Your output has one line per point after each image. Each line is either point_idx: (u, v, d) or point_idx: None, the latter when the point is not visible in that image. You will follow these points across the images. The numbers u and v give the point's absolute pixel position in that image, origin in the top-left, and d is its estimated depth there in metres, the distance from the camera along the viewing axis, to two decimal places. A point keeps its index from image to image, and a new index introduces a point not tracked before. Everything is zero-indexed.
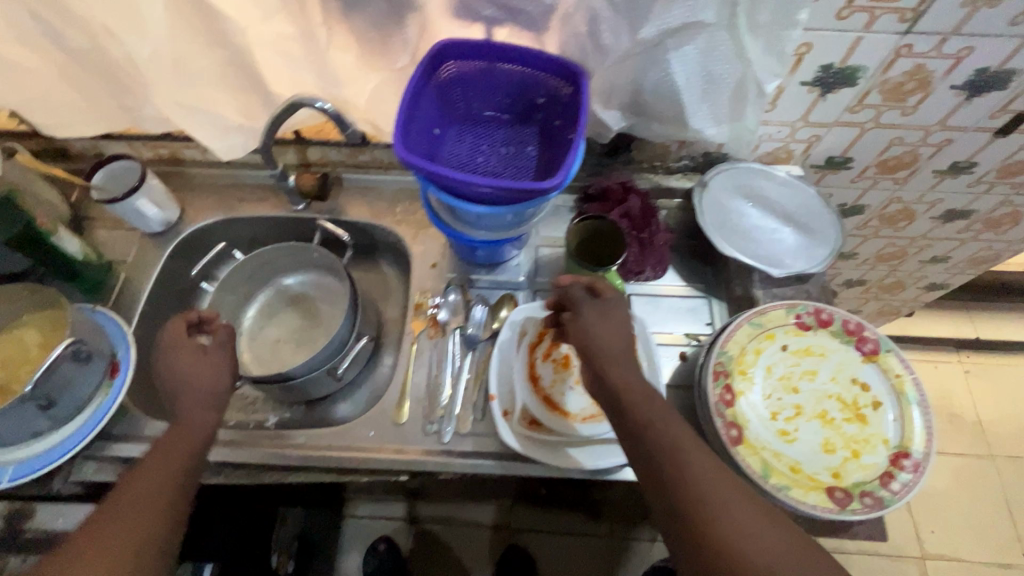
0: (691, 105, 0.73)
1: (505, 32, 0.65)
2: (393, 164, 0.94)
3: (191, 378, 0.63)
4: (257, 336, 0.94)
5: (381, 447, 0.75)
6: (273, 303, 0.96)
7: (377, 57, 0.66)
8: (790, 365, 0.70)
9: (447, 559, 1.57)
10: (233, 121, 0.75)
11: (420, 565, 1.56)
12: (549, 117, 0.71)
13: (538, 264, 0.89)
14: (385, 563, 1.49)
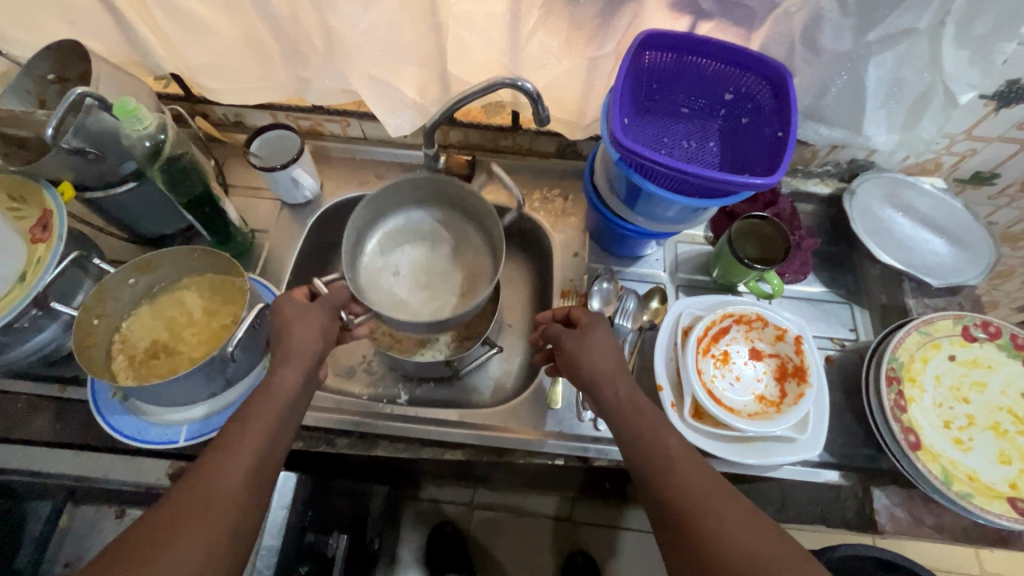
0: (871, 111, 0.73)
1: (711, 26, 0.65)
2: (532, 151, 0.94)
3: (294, 354, 0.61)
4: (382, 261, 0.89)
5: (536, 430, 0.76)
6: (399, 231, 0.91)
7: (578, 43, 0.66)
8: (959, 375, 0.70)
9: (509, 548, 1.59)
10: (408, 98, 0.76)
11: (483, 551, 1.58)
12: (735, 115, 0.71)
13: (679, 260, 0.89)
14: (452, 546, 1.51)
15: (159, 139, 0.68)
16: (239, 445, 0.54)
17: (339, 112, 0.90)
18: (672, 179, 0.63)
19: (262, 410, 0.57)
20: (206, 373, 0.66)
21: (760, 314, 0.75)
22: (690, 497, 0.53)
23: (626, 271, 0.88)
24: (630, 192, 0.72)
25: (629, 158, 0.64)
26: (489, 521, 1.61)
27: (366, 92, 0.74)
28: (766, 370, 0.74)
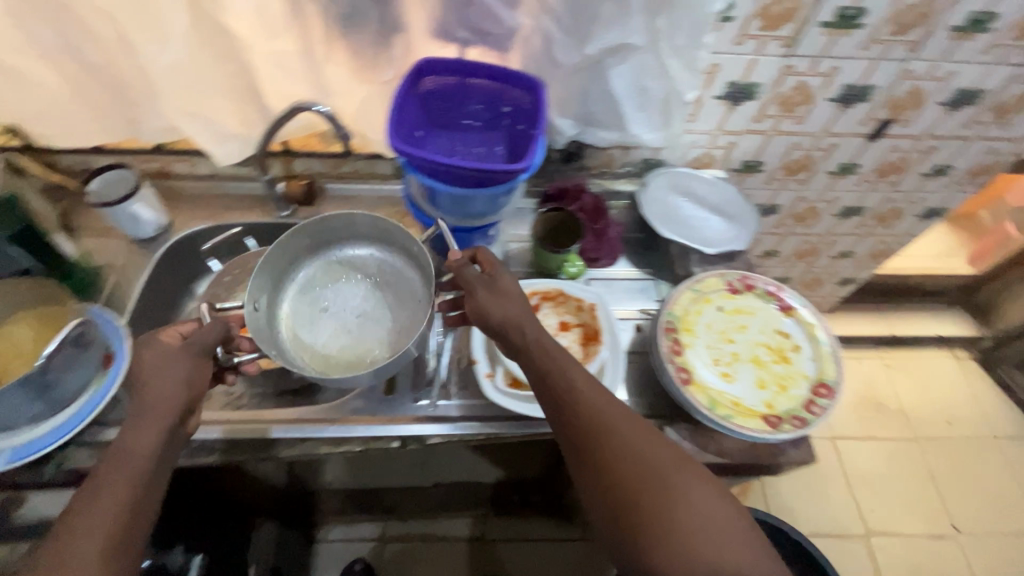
0: (630, 114, 0.88)
1: (476, 51, 0.79)
2: (373, 175, 1.04)
3: (147, 413, 0.61)
4: (311, 304, 0.83)
5: (373, 417, 0.82)
6: (315, 278, 0.85)
7: (367, 70, 0.78)
8: (726, 321, 0.83)
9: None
10: (232, 130, 0.84)
11: None
12: (514, 123, 0.84)
13: (508, 256, 0.99)
14: None
15: None
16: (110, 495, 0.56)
17: (183, 152, 0.97)
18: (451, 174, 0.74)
19: (117, 471, 0.58)
20: (23, 392, 0.69)
21: (561, 290, 0.87)
22: (597, 437, 0.61)
23: None
24: (431, 194, 0.82)
25: (411, 161, 0.75)
26: (403, 554, 1.59)
27: (191, 126, 0.82)
28: (573, 338, 0.84)
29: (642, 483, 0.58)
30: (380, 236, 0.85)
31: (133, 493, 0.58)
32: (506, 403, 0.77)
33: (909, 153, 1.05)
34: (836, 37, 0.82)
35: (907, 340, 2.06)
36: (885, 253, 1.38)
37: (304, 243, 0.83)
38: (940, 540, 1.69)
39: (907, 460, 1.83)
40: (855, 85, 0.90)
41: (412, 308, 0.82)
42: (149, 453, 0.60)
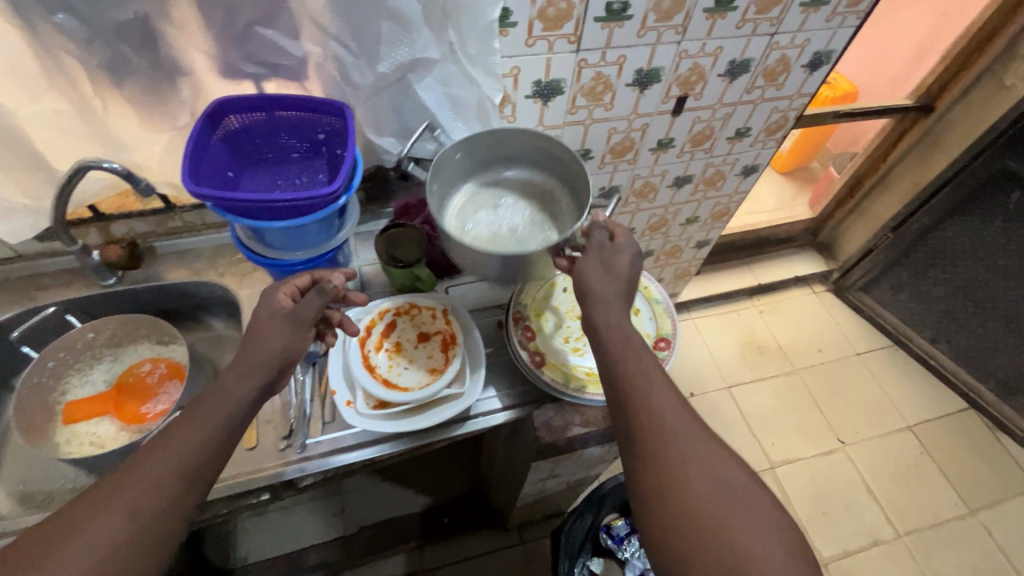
0: (449, 123, 0.91)
1: (274, 85, 0.79)
2: (206, 224, 1.00)
3: (251, 359, 0.62)
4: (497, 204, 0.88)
5: (236, 474, 0.77)
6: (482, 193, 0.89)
7: (158, 119, 0.75)
8: (572, 299, 0.88)
9: None
10: (18, 203, 0.77)
11: None
12: (332, 149, 0.83)
13: (364, 280, 0.99)
14: None
15: None
16: (191, 431, 0.58)
17: None
18: (266, 210, 0.73)
19: (208, 414, 0.59)
20: None
21: (412, 302, 0.88)
22: (657, 435, 0.61)
23: None
24: (259, 234, 0.81)
25: (221, 206, 0.73)
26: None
27: None
28: (433, 346, 0.85)
29: (698, 492, 0.57)
30: (543, 161, 0.89)
31: (206, 436, 0.58)
32: (372, 425, 0.78)
33: (712, 121, 1.19)
34: (613, 29, 0.90)
35: (773, 286, 2.30)
36: (725, 213, 1.54)
37: (498, 150, 0.88)
38: (832, 455, 1.88)
39: (793, 390, 2.03)
40: (645, 69, 1.00)
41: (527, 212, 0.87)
42: (245, 401, 0.61)
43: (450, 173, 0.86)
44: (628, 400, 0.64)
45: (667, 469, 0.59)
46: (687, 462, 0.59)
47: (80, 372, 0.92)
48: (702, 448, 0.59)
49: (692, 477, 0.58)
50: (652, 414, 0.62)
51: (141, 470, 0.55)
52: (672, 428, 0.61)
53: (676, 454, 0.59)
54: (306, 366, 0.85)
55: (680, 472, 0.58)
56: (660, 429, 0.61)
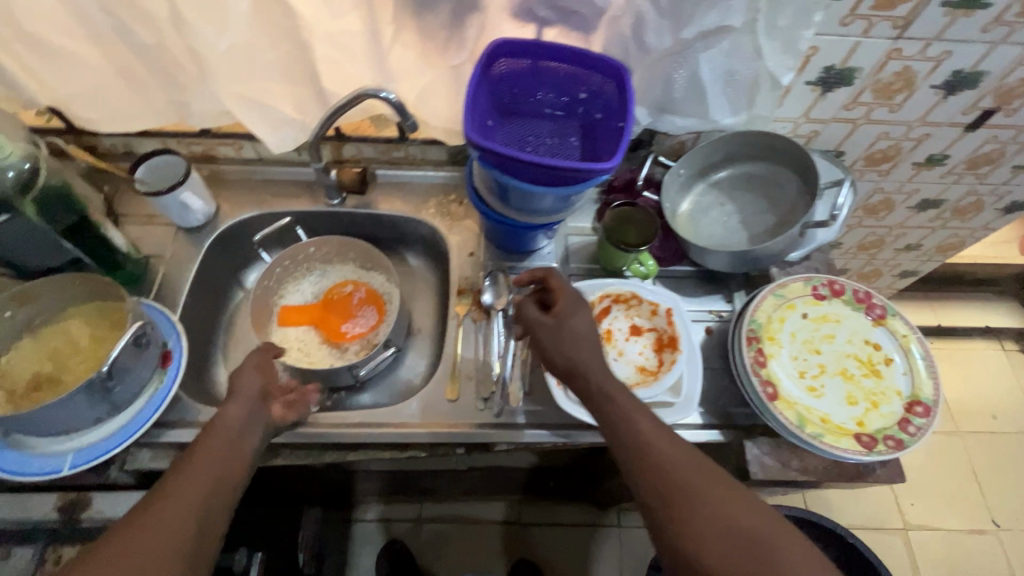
0: (715, 99, 0.81)
1: (554, 32, 0.72)
2: (425, 161, 0.99)
3: (242, 391, 0.67)
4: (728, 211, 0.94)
5: (437, 422, 0.78)
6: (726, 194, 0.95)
7: (437, 53, 0.71)
8: (811, 330, 0.78)
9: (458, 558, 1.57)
10: (287, 115, 0.79)
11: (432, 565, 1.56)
12: (590, 112, 0.77)
13: (569, 251, 0.94)
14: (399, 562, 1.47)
15: (25, 167, 0.70)
16: (208, 460, 0.59)
17: (227, 135, 0.91)
18: (531, 171, 0.68)
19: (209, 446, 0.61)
20: (84, 398, 0.66)
21: (634, 292, 0.82)
22: (675, 500, 0.55)
23: (521, 266, 0.92)
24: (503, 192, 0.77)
25: (491, 158, 0.69)
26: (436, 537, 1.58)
27: (245, 112, 0.77)
28: (645, 344, 0.80)
29: (818, 572, 0.50)
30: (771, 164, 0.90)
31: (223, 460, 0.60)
32: (579, 413, 0.75)
33: (1007, 144, 0.97)
34: (956, 18, 0.73)
35: (953, 330, 1.99)
36: (954, 247, 1.31)
37: (734, 153, 0.93)
38: (979, 536, 1.67)
39: (948, 453, 1.79)
40: (965, 70, 0.81)
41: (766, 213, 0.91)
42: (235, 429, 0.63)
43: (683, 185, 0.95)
44: (665, 462, 0.57)
45: (767, 542, 0.52)
46: (790, 536, 0.52)
47: (292, 286, 0.97)
48: (768, 520, 0.53)
49: (796, 550, 0.51)
50: (681, 478, 0.56)
51: (176, 488, 0.56)
52: (710, 498, 0.54)
53: (752, 525, 0.53)
54: (509, 332, 0.84)
55: (799, 547, 0.52)
56: (740, 492, 0.55)
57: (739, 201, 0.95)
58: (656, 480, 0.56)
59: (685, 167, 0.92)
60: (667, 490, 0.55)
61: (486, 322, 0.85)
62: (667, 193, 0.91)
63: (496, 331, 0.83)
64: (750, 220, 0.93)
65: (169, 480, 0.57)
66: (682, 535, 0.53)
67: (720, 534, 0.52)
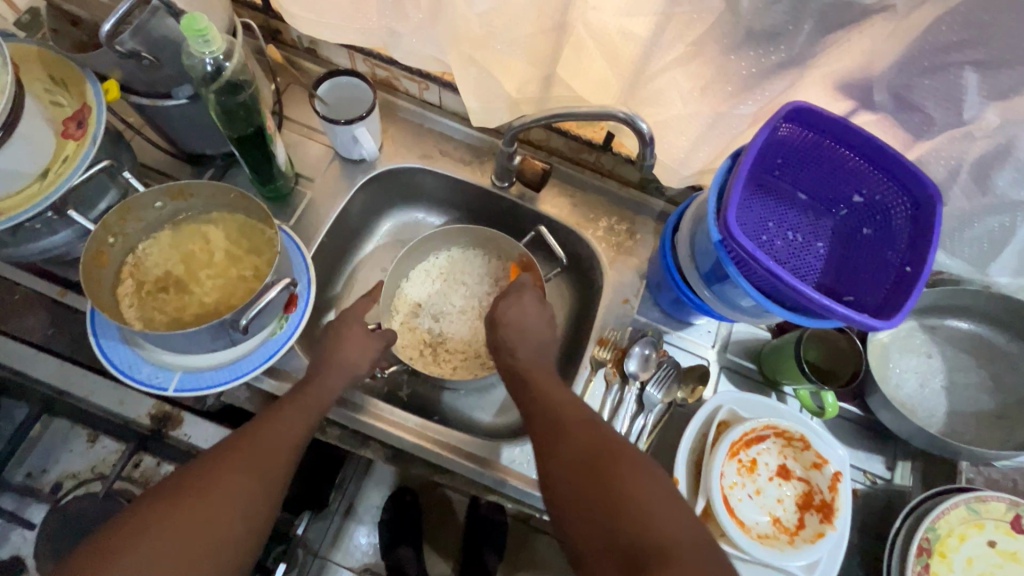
0: (1007, 255, 0.64)
1: (870, 117, 0.56)
2: (613, 173, 0.85)
3: (331, 367, 0.66)
4: (933, 366, 0.78)
5: (532, 479, 0.70)
6: (946, 349, 0.79)
7: (715, 94, 0.57)
8: (992, 564, 0.64)
9: (459, 524, 1.38)
10: (504, 89, 0.67)
11: (430, 521, 1.38)
12: (856, 221, 0.62)
13: (729, 339, 0.80)
14: (407, 513, 1.31)
15: (222, 63, 0.60)
16: (293, 417, 0.61)
17: (421, 73, 0.81)
18: (769, 284, 0.56)
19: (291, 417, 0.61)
20: (209, 334, 0.61)
21: (804, 434, 0.69)
22: (565, 427, 0.57)
23: (676, 336, 0.80)
24: (713, 269, 0.64)
25: (730, 247, 0.55)
26: (453, 520, 1.39)
27: (463, 73, 0.66)
28: (790, 493, 0.68)
29: (675, 516, 0.48)
30: (1008, 323, 0.77)
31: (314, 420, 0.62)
32: None
33: None
34: None
35: None
36: None
37: (978, 305, 0.77)
38: None
39: None
40: None
41: (984, 394, 0.76)
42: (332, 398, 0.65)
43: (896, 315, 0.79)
44: (530, 402, 0.62)
45: (609, 468, 0.52)
46: (625, 459, 0.53)
47: (443, 256, 0.88)
48: (630, 453, 0.54)
49: (636, 485, 0.50)
50: (562, 420, 0.58)
51: (259, 438, 0.58)
52: (573, 436, 0.56)
53: (617, 476, 0.51)
54: (639, 409, 0.75)
55: (645, 480, 0.51)
56: (580, 481, 0.52)
57: (949, 359, 0.78)
58: (546, 415, 0.60)
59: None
60: (559, 426, 0.58)
61: (619, 387, 0.75)
62: None
63: (625, 404, 0.74)
64: (955, 387, 0.77)
65: (259, 431, 0.58)
66: (552, 455, 0.56)
67: (580, 455, 0.54)
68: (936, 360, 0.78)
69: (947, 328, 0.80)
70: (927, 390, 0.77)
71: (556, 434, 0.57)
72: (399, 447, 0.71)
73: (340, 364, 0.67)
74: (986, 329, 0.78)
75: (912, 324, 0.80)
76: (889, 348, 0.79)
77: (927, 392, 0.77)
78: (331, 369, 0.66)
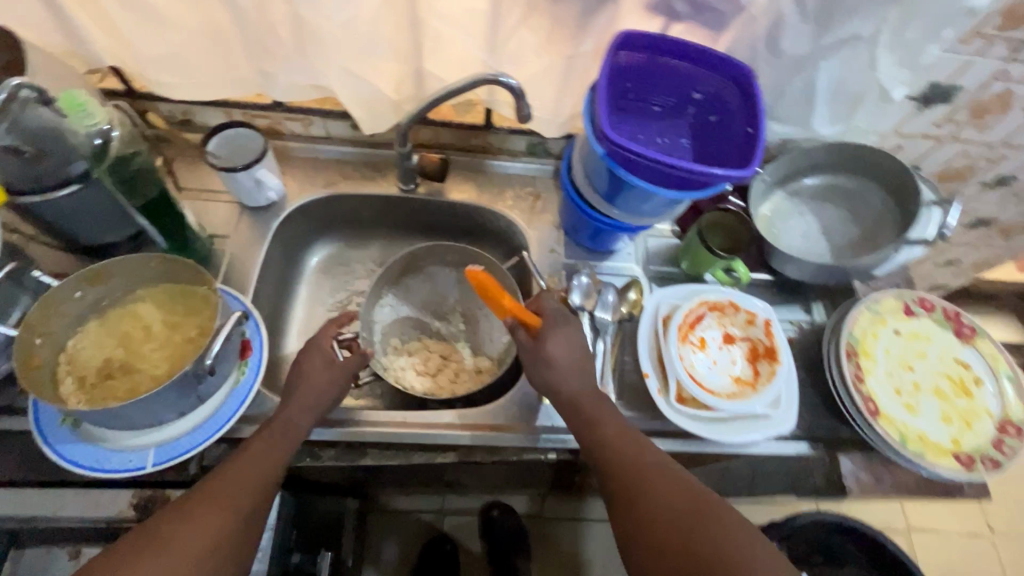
0: (820, 106, 0.79)
1: (681, 27, 0.69)
2: (503, 150, 0.95)
3: (309, 383, 0.68)
4: (810, 220, 0.93)
5: (526, 425, 0.75)
6: (813, 203, 0.94)
7: (560, 39, 0.68)
8: (903, 347, 0.78)
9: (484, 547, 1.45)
10: (382, 93, 0.74)
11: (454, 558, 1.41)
12: (703, 113, 0.74)
13: (650, 253, 0.90)
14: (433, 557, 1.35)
15: (109, 134, 0.63)
16: (264, 450, 0.62)
17: (301, 110, 0.86)
18: (658, 173, 0.65)
19: (268, 445, 0.62)
20: (174, 393, 0.61)
21: (731, 300, 0.80)
22: (630, 467, 0.61)
23: (604, 266, 0.89)
24: (610, 186, 0.74)
25: (614, 154, 0.65)
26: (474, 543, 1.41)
27: (343, 90, 0.72)
28: (740, 353, 0.78)
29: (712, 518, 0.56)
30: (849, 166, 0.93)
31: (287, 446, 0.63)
32: (681, 422, 0.73)
33: None
34: None
35: None
36: (991, 263, 1.35)
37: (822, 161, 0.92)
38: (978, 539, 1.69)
39: None
40: None
41: (852, 228, 0.91)
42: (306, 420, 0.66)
43: (767, 188, 0.93)
44: (614, 463, 0.62)
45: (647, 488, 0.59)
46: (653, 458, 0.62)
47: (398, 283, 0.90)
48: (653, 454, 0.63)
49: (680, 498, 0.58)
50: (668, 508, 0.57)
51: (231, 472, 0.59)
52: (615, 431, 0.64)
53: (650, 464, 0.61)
54: (596, 335, 0.80)
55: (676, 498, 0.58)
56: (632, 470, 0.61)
57: (818, 210, 0.93)
58: (652, 520, 0.57)
59: (769, 173, 0.91)
60: (633, 493, 0.60)
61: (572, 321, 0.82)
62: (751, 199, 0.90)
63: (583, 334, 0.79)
64: (830, 228, 0.92)
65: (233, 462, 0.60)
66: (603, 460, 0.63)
67: (620, 480, 0.61)
68: (810, 214, 0.93)
69: (809, 187, 0.95)
70: (813, 238, 0.91)
71: (612, 415, 0.66)
72: (398, 442, 0.73)
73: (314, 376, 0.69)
74: (838, 176, 0.93)
75: (782, 194, 0.95)
76: (772, 217, 0.93)
77: (813, 242, 0.91)
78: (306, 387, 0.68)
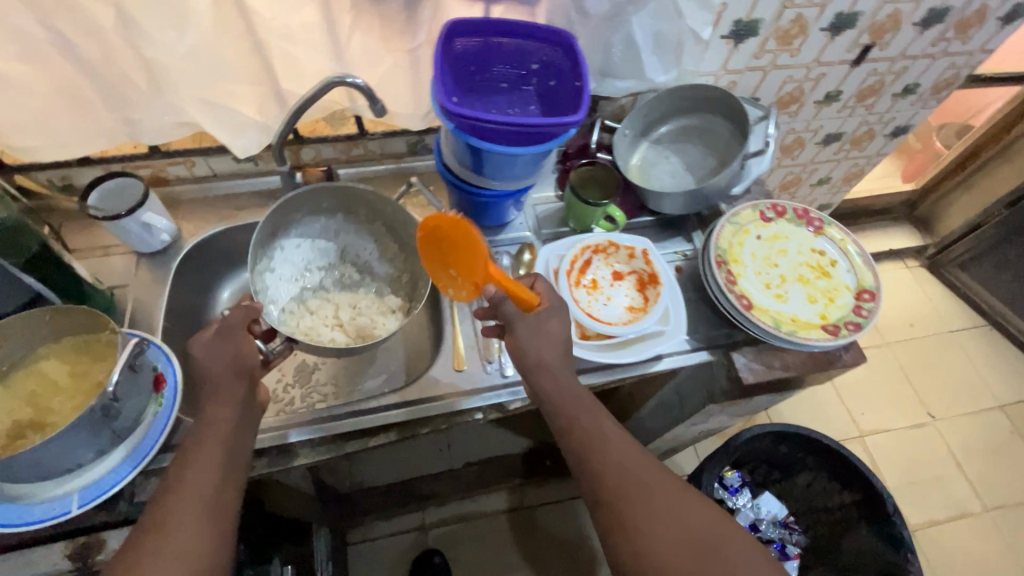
0: (648, 57, 0.90)
1: (501, 8, 0.77)
2: (386, 155, 1.01)
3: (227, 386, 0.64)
4: (673, 161, 1.03)
5: (448, 393, 0.79)
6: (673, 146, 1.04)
7: (395, 38, 0.75)
8: (766, 248, 0.87)
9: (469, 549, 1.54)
10: (247, 118, 0.79)
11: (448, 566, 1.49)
12: (544, 81, 0.82)
13: (538, 219, 0.98)
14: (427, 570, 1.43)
15: None
16: (209, 461, 0.59)
17: (179, 153, 0.89)
18: (506, 134, 0.72)
19: (211, 454, 0.60)
20: (85, 431, 0.62)
21: (611, 241, 0.88)
22: (629, 478, 0.61)
23: (498, 239, 0.95)
24: (475, 161, 0.80)
25: (463, 125, 0.72)
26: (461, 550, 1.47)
27: (209, 121, 0.77)
28: (629, 286, 0.86)
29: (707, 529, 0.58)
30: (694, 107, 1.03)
31: (230, 441, 0.61)
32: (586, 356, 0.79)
33: (885, 75, 1.14)
34: None
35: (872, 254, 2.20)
36: (858, 175, 1.50)
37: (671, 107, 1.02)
38: (920, 428, 1.84)
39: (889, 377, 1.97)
40: (845, 12, 0.95)
41: (709, 160, 1.02)
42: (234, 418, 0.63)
43: (630, 141, 1.03)
44: (609, 477, 0.62)
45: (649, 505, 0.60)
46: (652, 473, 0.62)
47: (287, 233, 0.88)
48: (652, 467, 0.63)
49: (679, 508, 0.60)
50: (670, 527, 0.58)
51: (184, 492, 0.57)
52: (613, 445, 0.64)
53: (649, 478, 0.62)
54: None
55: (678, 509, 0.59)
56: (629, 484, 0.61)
57: (678, 151, 1.04)
58: (652, 540, 0.58)
59: (628, 127, 1.00)
60: (633, 504, 0.60)
61: None
62: (617, 151, 0.98)
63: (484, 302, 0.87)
64: (691, 164, 1.02)
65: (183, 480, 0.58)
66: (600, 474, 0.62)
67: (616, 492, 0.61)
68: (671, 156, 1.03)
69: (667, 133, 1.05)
70: (678, 177, 1.01)
71: (603, 431, 0.65)
72: (329, 436, 0.76)
73: (222, 363, 0.65)
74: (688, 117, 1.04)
75: (644, 144, 1.04)
76: (640, 166, 1.02)
77: (679, 179, 1.01)
78: (225, 394, 0.63)
